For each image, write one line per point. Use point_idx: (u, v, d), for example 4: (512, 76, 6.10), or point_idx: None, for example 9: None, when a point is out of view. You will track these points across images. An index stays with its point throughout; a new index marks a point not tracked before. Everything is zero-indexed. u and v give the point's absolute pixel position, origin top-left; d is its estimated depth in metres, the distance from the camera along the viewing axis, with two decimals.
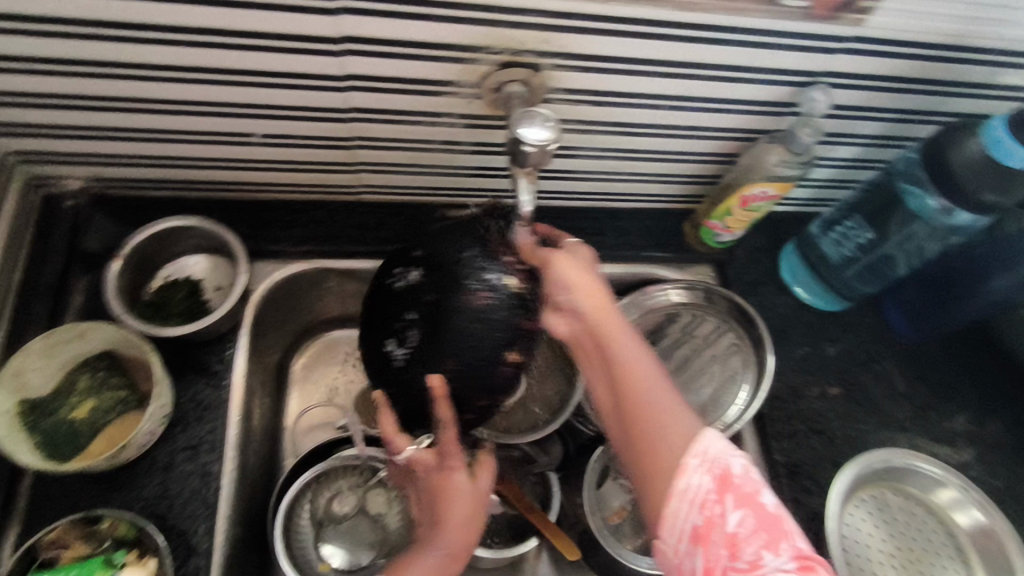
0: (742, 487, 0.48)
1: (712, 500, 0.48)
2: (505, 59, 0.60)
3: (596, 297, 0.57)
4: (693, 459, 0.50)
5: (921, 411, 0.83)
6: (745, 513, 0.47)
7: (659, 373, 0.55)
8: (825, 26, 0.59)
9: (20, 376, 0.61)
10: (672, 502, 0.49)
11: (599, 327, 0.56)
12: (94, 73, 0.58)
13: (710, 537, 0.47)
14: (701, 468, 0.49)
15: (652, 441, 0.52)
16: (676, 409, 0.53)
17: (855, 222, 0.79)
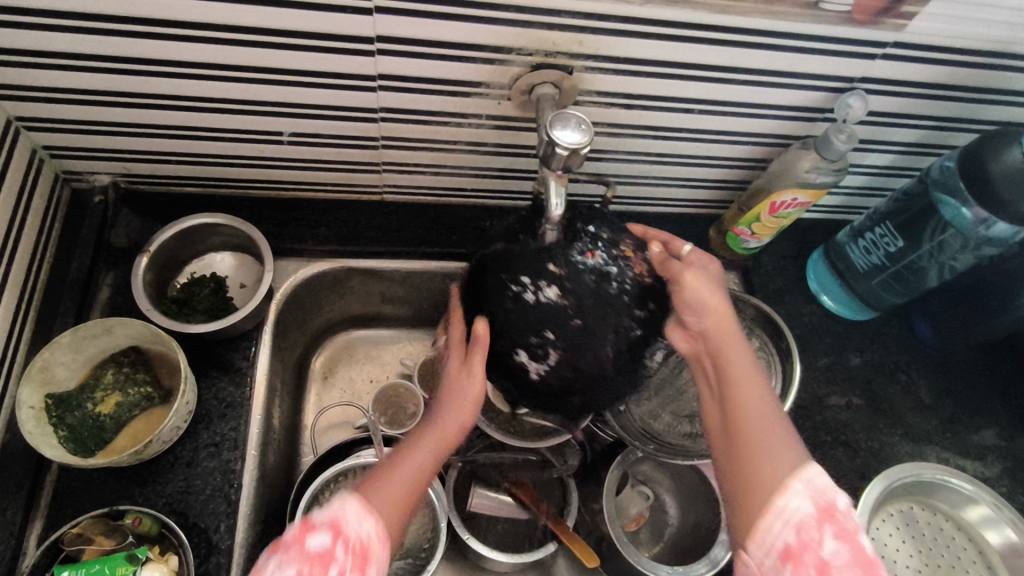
0: (845, 523, 0.48)
1: (810, 525, 0.49)
2: (538, 61, 0.59)
3: (724, 315, 0.60)
4: (797, 484, 0.51)
5: (949, 424, 0.81)
6: (842, 547, 0.47)
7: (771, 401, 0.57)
8: (865, 32, 0.58)
9: (47, 370, 0.62)
10: (766, 516, 0.50)
11: (718, 342, 0.60)
12: (129, 70, 0.59)
13: (802, 558, 0.47)
14: (804, 494, 0.50)
15: (755, 455, 0.54)
16: (784, 437, 0.55)
17: (885, 230, 0.77)
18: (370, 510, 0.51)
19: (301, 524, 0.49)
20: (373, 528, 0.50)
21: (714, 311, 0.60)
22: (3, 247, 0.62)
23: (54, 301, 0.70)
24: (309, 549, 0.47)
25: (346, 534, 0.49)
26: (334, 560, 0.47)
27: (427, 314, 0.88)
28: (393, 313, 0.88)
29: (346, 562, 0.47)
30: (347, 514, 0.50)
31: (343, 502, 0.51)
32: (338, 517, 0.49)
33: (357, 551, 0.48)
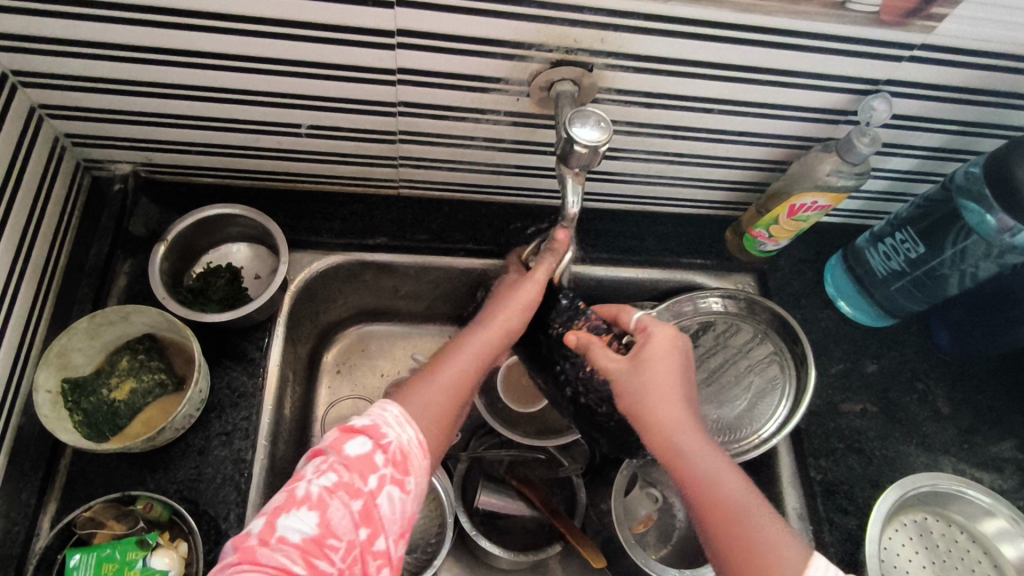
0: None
1: None
2: (558, 57, 0.59)
3: (670, 410, 0.58)
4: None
5: (966, 435, 0.80)
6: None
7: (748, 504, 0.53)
8: (892, 34, 0.57)
9: (64, 355, 0.63)
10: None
11: (665, 437, 0.57)
12: (152, 60, 0.59)
13: None
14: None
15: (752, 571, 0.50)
16: (778, 545, 0.51)
17: (905, 235, 0.76)
18: (411, 421, 0.55)
19: (341, 430, 0.53)
20: (413, 436, 0.54)
21: (655, 410, 0.58)
22: (25, 233, 0.63)
23: (73, 287, 0.71)
24: (349, 455, 0.51)
25: (384, 443, 0.52)
26: (374, 467, 0.51)
27: (440, 310, 0.88)
28: (405, 308, 0.88)
29: (385, 469, 0.51)
30: (386, 421, 0.54)
31: (383, 410, 0.55)
32: (377, 425, 0.53)
33: (396, 458, 0.52)
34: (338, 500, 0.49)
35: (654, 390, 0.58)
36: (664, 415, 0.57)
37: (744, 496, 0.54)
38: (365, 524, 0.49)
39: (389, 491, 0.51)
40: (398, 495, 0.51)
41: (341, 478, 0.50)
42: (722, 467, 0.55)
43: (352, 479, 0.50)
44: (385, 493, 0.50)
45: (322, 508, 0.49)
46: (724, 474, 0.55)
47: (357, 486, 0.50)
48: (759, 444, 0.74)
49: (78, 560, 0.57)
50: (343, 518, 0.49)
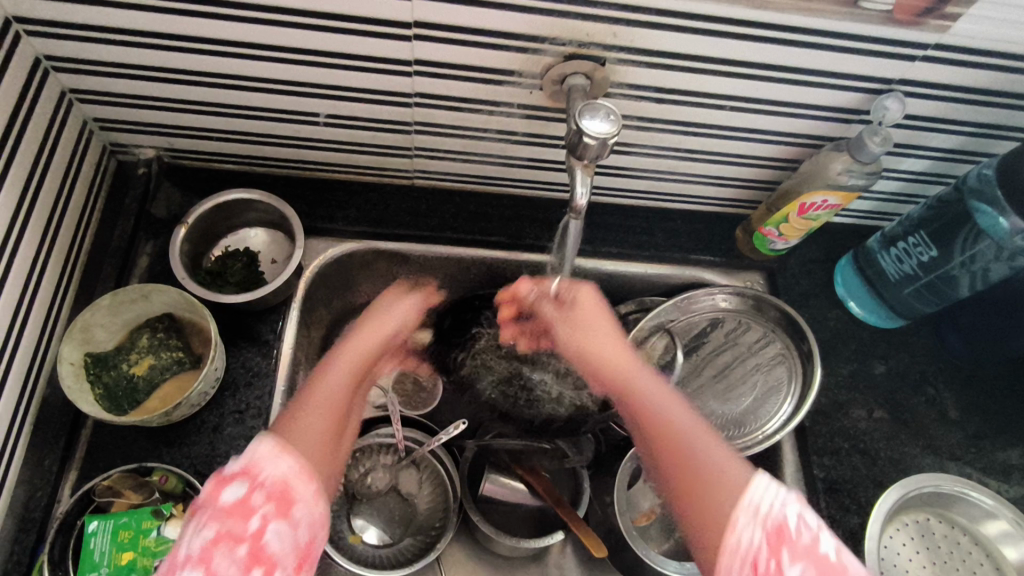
0: (800, 539, 0.46)
1: (763, 558, 0.46)
2: (570, 51, 0.60)
3: (617, 367, 0.65)
4: (742, 513, 0.49)
5: (973, 440, 0.80)
6: (805, 567, 0.45)
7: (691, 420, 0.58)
8: (906, 33, 0.58)
9: (87, 330, 0.65)
10: (722, 558, 0.48)
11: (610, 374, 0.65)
12: (178, 47, 0.61)
13: None
14: (752, 522, 0.48)
15: (698, 500, 0.52)
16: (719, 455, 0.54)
17: (918, 239, 0.76)
18: (288, 450, 0.50)
19: (215, 480, 0.48)
20: (291, 466, 0.49)
21: (603, 355, 0.67)
22: (53, 212, 0.66)
23: (97, 266, 0.73)
24: (224, 504, 0.46)
25: (259, 481, 0.47)
26: (252, 509, 0.46)
27: None
28: None
29: (265, 507, 0.46)
30: (258, 459, 0.48)
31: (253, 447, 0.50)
32: (250, 462, 0.48)
33: (276, 493, 0.47)
34: (221, 552, 0.44)
35: (603, 346, 0.68)
36: (614, 364, 0.66)
37: (689, 428, 0.57)
38: (256, 566, 0.44)
39: (275, 527, 0.46)
40: (287, 529, 0.46)
41: (220, 529, 0.45)
42: (665, 394, 0.61)
43: (232, 526, 0.45)
44: (271, 532, 0.45)
45: (205, 564, 0.43)
46: (667, 409, 0.59)
47: (238, 532, 0.45)
48: (762, 439, 0.74)
49: (97, 526, 0.59)
50: (229, 568, 0.43)
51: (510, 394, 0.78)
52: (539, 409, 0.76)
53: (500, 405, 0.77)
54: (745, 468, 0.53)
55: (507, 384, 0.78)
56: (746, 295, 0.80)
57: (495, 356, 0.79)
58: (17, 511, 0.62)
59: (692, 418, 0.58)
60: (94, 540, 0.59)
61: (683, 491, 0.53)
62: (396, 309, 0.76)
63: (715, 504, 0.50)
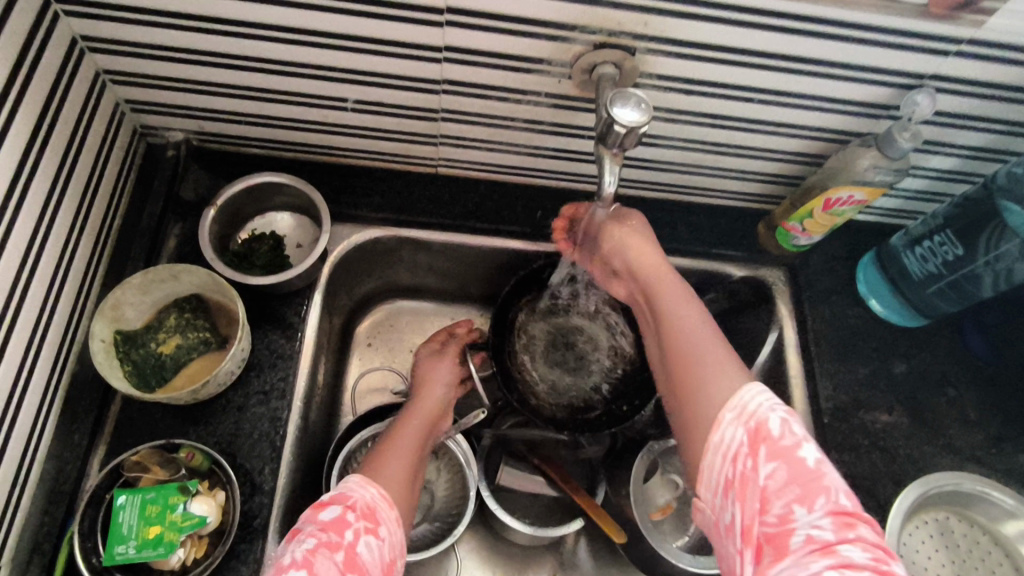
0: (779, 440, 0.48)
1: (744, 453, 0.48)
2: (601, 40, 0.60)
3: (645, 258, 0.63)
4: (728, 412, 0.50)
5: (994, 440, 0.79)
6: (779, 466, 0.47)
7: (706, 326, 0.56)
8: (940, 27, 0.57)
9: (118, 308, 0.66)
10: (706, 454, 0.50)
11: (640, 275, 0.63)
12: (212, 30, 0.62)
13: (744, 490, 0.48)
14: (736, 421, 0.50)
15: (691, 400, 0.53)
16: (723, 363, 0.53)
17: (944, 237, 0.75)
18: (371, 482, 0.60)
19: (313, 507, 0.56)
20: (375, 492, 0.59)
21: (633, 258, 0.63)
22: (86, 191, 0.67)
23: (126, 246, 0.74)
24: (322, 520, 0.54)
25: (350, 504, 0.56)
26: (346, 523, 0.54)
27: (471, 289, 0.90)
28: (437, 286, 0.90)
29: (358, 523, 0.55)
30: (349, 487, 0.58)
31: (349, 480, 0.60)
32: (342, 493, 0.57)
33: (365, 512, 0.56)
34: (323, 555, 0.50)
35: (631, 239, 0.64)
36: (644, 264, 0.62)
37: (699, 330, 0.56)
38: (352, 569, 0.51)
39: (366, 539, 0.54)
40: (375, 543, 0.54)
41: (320, 538, 0.52)
42: (686, 296, 0.59)
43: (330, 536, 0.52)
44: (362, 543, 0.53)
45: (309, 564, 0.49)
46: (681, 308, 0.58)
47: (336, 540, 0.52)
48: None
49: (125, 500, 0.60)
50: (331, 567, 0.50)
51: (558, 361, 0.82)
52: (589, 367, 0.81)
53: (558, 379, 0.81)
54: (742, 375, 0.52)
55: (554, 350, 0.82)
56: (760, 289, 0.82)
57: (538, 325, 0.83)
58: (46, 482, 0.63)
59: (705, 320, 0.57)
60: (123, 513, 0.60)
61: (681, 390, 0.54)
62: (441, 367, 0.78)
63: (706, 405, 0.52)
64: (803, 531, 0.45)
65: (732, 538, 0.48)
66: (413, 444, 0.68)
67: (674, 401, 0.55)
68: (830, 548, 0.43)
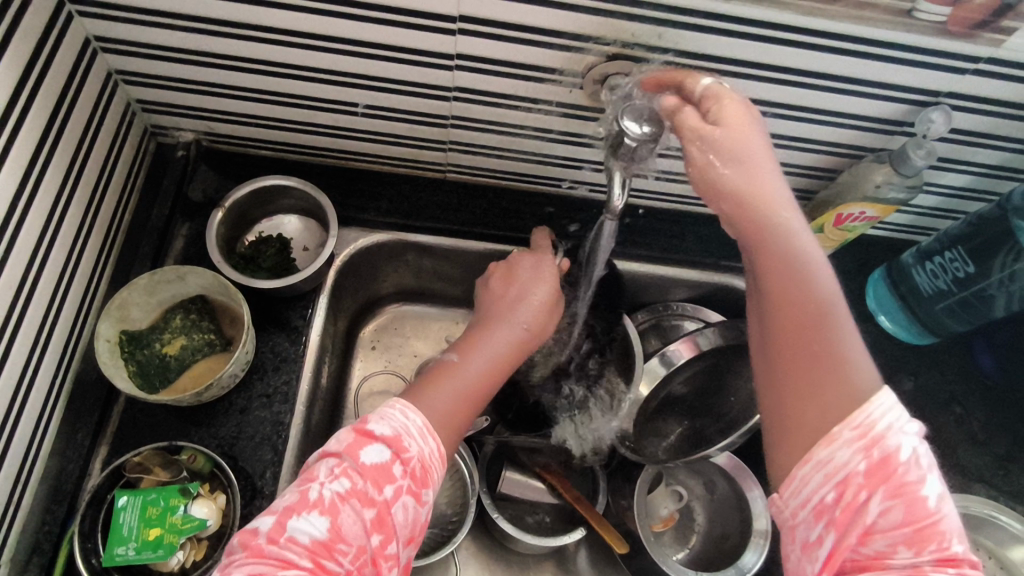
0: (903, 476, 0.44)
1: (858, 484, 0.44)
2: (614, 51, 0.60)
3: (769, 203, 0.52)
4: (849, 429, 0.45)
5: (1003, 461, 0.78)
6: (897, 506, 0.44)
7: (835, 300, 0.50)
8: (958, 45, 0.56)
9: (124, 308, 0.67)
10: (806, 467, 0.46)
11: (759, 214, 0.52)
12: (224, 33, 0.62)
13: (849, 521, 0.44)
14: (856, 442, 0.45)
15: (807, 386, 0.48)
16: (851, 356, 0.49)
17: (955, 254, 0.74)
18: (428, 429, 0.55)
19: (357, 433, 0.52)
20: (435, 448, 0.54)
21: (756, 177, 0.52)
22: (95, 191, 0.67)
23: (134, 245, 0.75)
24: (365, 462, 0.50)
25: (405, 455, 0.52)
26: (389, 478, 0.50)
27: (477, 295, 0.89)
28: (443, 291, 0.89)
29: (402, 480, 0.51)
30: (409, 431, 0.53)
31: (405, 417, 0.54)
32: (400, 436, 0.53)
33: (415, 472, 0.51)
34: (350, 507, 0.48)
35: (749, 155, 0.53)
36: (758, 201, 0.52)
37: (833, 302, 0.50)
38: (378, 531, 0.49)
39: (404, 500, 0.50)
40: (412, 505, 0.51)
41: (355, 485, 0.49)
42: (817, 250, 0.52)
43: (366, 487, 0.49)
44: (400, 503, 0.50)
45: (333, 513, 0.48)
46: (815, 273, 0.51)
47: (371, 495, 0.49)
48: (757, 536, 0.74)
49: (126, 501, 0.60)
50: (354, 524, 0.48)
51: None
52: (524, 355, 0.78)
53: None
54: (873, 373, 0.48)
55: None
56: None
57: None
58: (49, 481, 0.64)
59: (841, 294, 0.51)
60: (124, 515, 0.60)
61: (794, 364, 0.49)
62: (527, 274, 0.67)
63: (829, 403, 0.47)
64: (903, 568, 0.44)
65: (812, 556, 0.46)
66: (478, 382, 0.60)
67: (779, 380, 0.50)
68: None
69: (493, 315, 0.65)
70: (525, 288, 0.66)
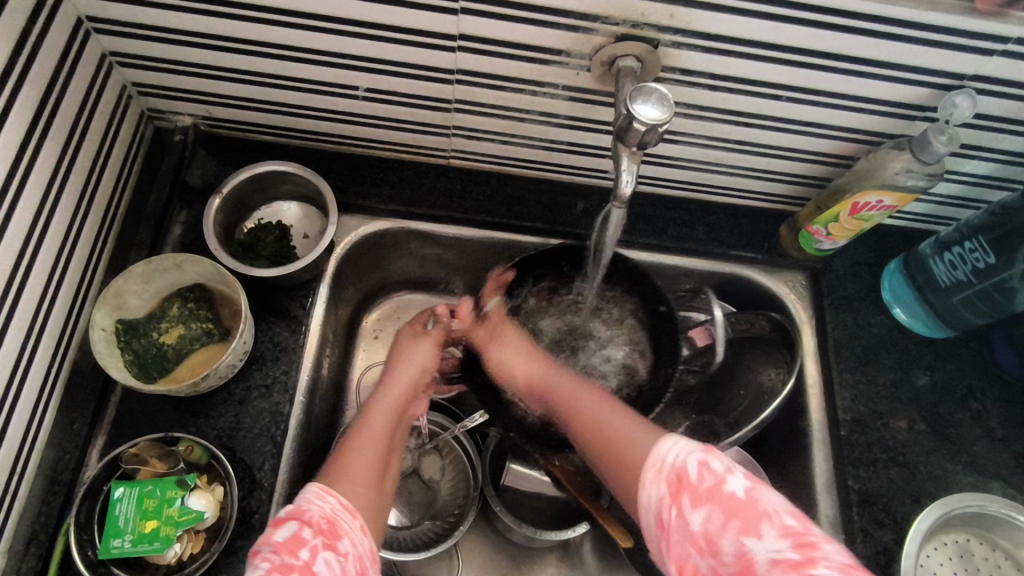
0: (701, 483, 0.49)
1: (670, 506, 0.50)
2: (623, 32, 0.57)
3: (547, 377, 0.70)
4: (650, 471, 0.53)
5: (1020, 459, 0.76)
6: (708, 509, 0.48)
7: (613, 411, 0.62)
8: (986, 24, 0.54)
9: (120, 296, 0.65)
10: (644, 520, 0.52)
11: (535, 379, 0.71)
12: (220, 13, 0.60)
13: (679, 540, 0.49)
14: (658, 478, 0.52)
15: (620, 477, 0.57)
16: (632, 436, 0.58)
17: (976, 244, 0.72)
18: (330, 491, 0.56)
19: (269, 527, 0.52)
20: (336, 502, 0.55)
21: (532, 361, 0.72)
22: (90, 176, 0.65)
23: (131, 232, 0.73)
24: (277, 540, 0.50)
25: (308, 517, 0.52)
26: (302, 541, 0.50)
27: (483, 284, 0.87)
28: (447, 280, 0.88)
29: (316, 540, 0.50)
30: (307, 499, 0.54)
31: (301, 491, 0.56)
32: (299, 506, 0.53)
33: (323, 528, 0.52)
34: None
35: (524, 350, 0.73)
36: (533, 375, 0.71)
37: (600, 418, 0.62)
38: None
39: (325, 557, 0.49)
40: (336, 559, 0.50)
41: (275, 561, 0.48)
42: (579, 388, 0.67)
43: (285, 558, 0.48)
44: (321, 560, 0.49)
45: None
46: (584, 403, 0.65)
47: (290, 562, 0.48)
48: None
49: (122, 492, 0.60)
50: None
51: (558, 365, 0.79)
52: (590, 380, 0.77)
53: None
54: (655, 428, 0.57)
55: (559, 352, 0.79)
56: (782, 327, 0.75)
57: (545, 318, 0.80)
58: (46, 471, 0.63)
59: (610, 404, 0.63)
60: (120, 506, 0.59)
61: (613, 474, 0.58)
62: (419, 350, 0.75)
63: (636, 469, 0.55)
64: (760, 558, 0.45)
65: None
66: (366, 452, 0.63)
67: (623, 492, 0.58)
68: (798, 568, 0.44)
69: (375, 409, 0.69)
70: (403, 365, 0.74)
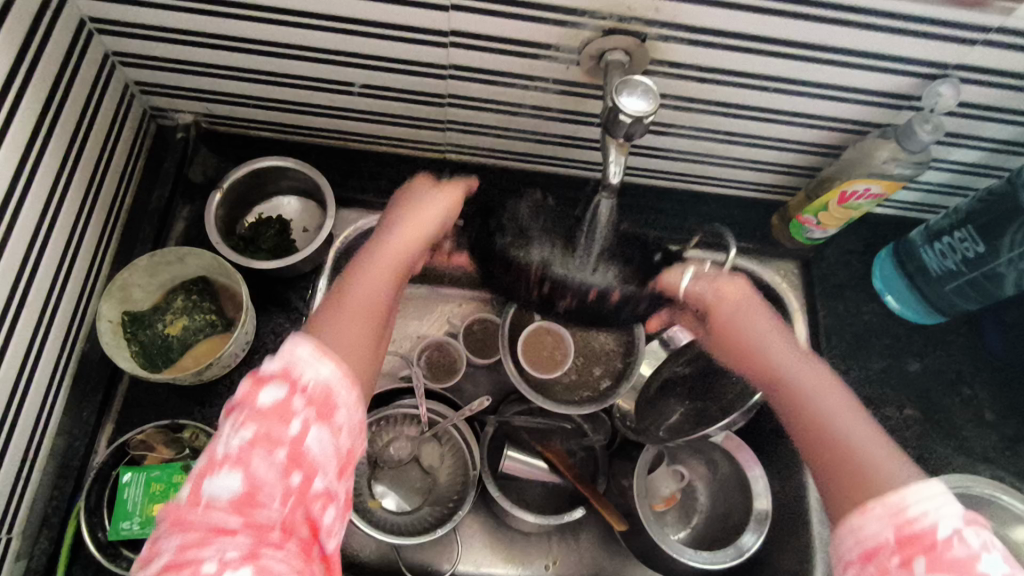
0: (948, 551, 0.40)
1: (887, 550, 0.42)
2: (610, 26, 0.58)
3: (789, 353, 0.59)
4: (880, 505, 0.44)
5: (1009, 443, 0.77)
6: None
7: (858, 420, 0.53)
8: (967, 15, 0.55)
9: (126, 289, 0.68)
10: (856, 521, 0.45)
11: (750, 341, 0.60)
12: (217, 12, 0.61)
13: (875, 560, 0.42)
14: (887, 516, 0.43)
15: (838, 473, 0.50)
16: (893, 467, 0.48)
17: (965, 233, 0.72)
18: (327, 353, 0.44)
19: (252, 379, 0.43)
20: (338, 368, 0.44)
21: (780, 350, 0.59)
22: (96, 173, 0.67)
23: (136, 227, 0.76)
24: (262, 404, 0.41)
25: (301, 383, 0.42)
26: (292, 411, 0.41)
27: None
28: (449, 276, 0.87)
29: (306, 412, 0.41)
30: (299, 360, 0.43)
31: (295, 348, 0.44)
32: (290, 366, 0.43)
33: (317, 398, 0.42)
34: (257, 454, 0.40)
35: (773, 327, 0.61)
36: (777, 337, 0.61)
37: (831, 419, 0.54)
38: (297, 469, 0.40)
39: (316, 433, 0.41)
40: (328, 436, 0.41)
41: (259, 428, 0.40)
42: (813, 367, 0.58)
43: (271, 428, 0.40)
44: (311, 435, 0.41)
45: (244, 466, 0.39)
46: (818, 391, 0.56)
47: (276, 435, 0.40)
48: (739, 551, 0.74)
49: (130, 477, 0.62)
50: (268, 470, 0.39)
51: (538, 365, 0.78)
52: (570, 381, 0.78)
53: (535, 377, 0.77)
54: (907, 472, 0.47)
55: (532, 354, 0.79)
56: None
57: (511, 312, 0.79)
58: (56, 458, 0.65)
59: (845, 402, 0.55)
60: (128, 490, 0.62)
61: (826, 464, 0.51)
62: (427, 206, 0.61)
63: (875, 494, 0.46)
64: None
65: None
66: (361, 316, 0.53)
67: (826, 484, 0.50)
68: None
69: (372, 252, 0.58)
70: (413, 210, 0.61)
